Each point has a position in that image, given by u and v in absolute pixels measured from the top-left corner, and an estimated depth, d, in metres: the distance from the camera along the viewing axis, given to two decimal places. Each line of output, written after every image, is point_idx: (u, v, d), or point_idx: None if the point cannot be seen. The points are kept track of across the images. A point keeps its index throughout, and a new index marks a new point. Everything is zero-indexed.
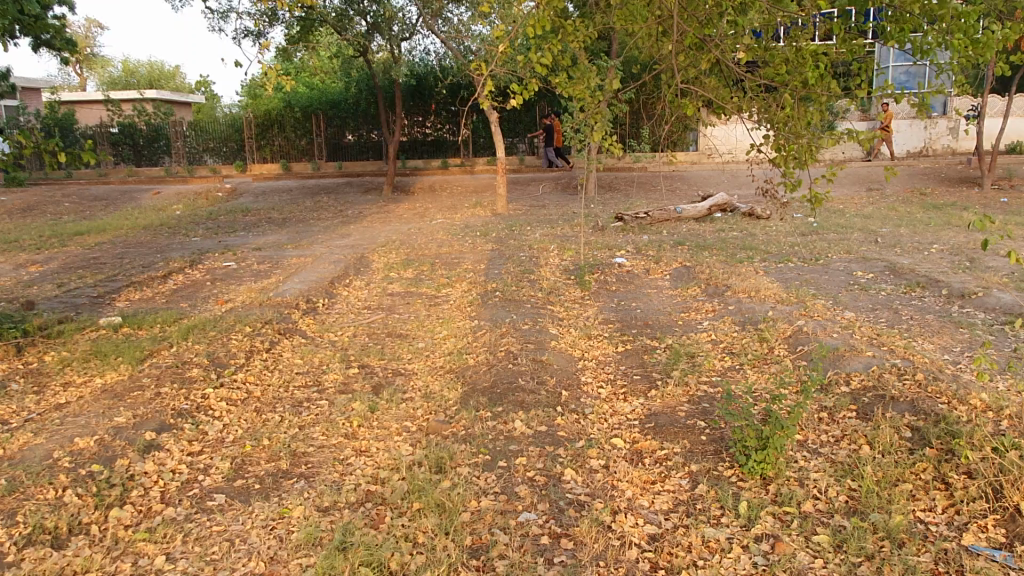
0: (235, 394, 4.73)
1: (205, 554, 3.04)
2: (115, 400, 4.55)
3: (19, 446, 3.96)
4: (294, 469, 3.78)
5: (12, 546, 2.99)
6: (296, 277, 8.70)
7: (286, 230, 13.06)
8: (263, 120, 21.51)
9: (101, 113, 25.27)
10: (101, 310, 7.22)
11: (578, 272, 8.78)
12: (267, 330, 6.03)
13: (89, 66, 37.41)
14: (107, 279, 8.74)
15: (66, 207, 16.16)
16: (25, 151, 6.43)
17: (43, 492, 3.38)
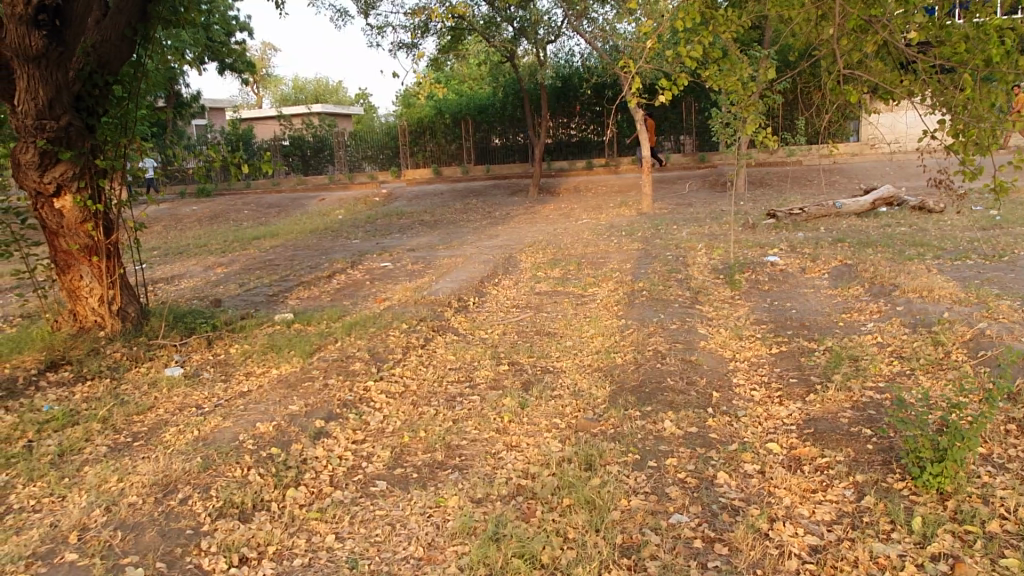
0: (393, 387, 5.01)
1: (370, 536, 3.25)
2: (289, 390, 4.97)
3: (211, 428, 4.44)
4: (449, 461, 3.95)
5: (207, 517, 3.34)
6: (448, 276, 9.07)
7: (437, 232, 13.61)
8: (416, 128, 22.55)
9: (275, 128, 27.58)
10: (276, 307, 7.89)
11: (729, 272, 8.49)
12: (422, 327, 6.34)
13: (265, 85, 41.04)
14: (281, 279, 9.53)
15: (245, 214, 17.77)
16: (217, 163, 7.18)
17: (232, 470, 3.75)
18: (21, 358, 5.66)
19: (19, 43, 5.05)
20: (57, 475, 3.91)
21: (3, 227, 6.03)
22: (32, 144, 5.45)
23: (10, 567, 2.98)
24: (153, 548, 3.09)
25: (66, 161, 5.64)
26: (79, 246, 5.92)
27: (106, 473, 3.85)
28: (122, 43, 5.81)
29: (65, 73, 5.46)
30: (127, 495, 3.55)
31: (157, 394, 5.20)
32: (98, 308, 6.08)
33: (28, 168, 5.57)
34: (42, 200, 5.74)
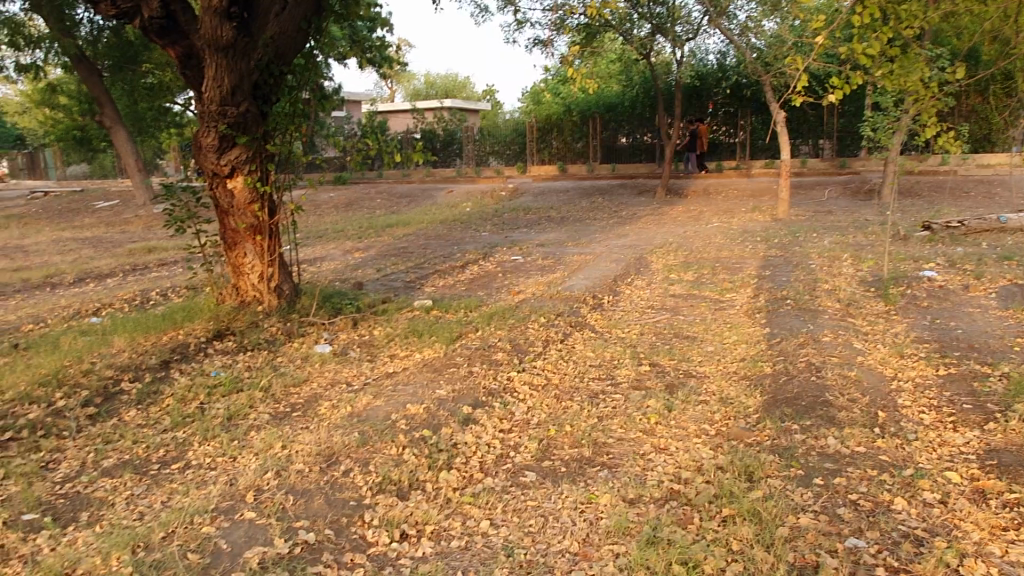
0: (536, 380, 5.02)
1: (524, 525, 3.25)
2: (435, 374, 5.10)
3: (364, 404, 4.62)
4: (597, 458, 3.90)
5: (368, 491, 3.48)
6: (581, 274, 9.02)
7: (564, 228, 13.60)
8: (544, 124, 22.67)
9: (407, 121, 28.54)
10: (415, 293, 8.12)
11: (880, 285, 7.96)
12: (561, 322, 6.34)
13: (399, 80, 42.63)
14: (416, 267, 9.81)
15: (378, 202, 18.46)
16: (370, 151, 7.43)
17: (389, 448, 3.89)
18: (192, 326, 6.14)
19: (212, 34, 5.50)
20: (228, 437, 4.21)
21: (180, 204, 6.57)
22: (213, 128, 5.88)
23: (198, 519, 3.23)
24: (322, 516, 3.26)
25: (241, 145, 6.04)
26: (245, 225, 6.31)
27: (271, 439, 4.11)
28: (297, 34, 6.19)
29: (247, 63, 5.82)
30: (294, 462, 3.76)
31: (311, 368, 5.47)
32: (258, 284, 6.46)
33: (208, 151, 6.00)
34: (217, 180, 6.16)
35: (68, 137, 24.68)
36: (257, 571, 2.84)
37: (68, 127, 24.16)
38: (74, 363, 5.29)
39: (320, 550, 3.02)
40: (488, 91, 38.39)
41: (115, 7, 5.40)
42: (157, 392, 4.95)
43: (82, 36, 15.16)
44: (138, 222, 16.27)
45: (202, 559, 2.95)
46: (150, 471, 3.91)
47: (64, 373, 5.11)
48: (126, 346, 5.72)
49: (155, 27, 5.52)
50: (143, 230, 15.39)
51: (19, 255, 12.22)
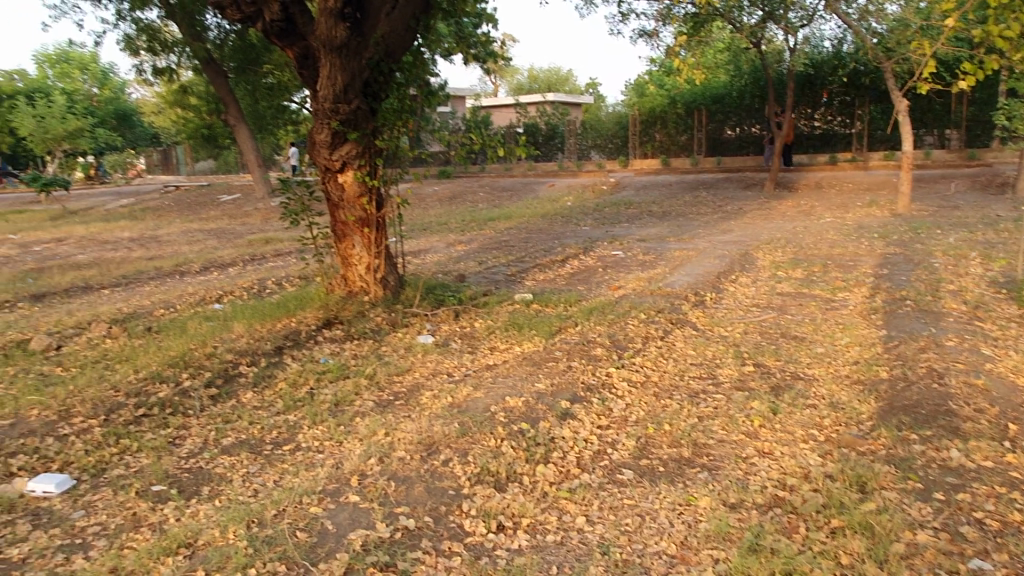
0: (635, 376, 4.95)
1: (620, 524, 3.22)
2: (534, 367, 5.14)
3: (464, 395, 4.71)
4: (697, 459, 3.82)
5: (466, 480, 3.56)
6: (683, 270, 8.81)
7: (667, 223, 13.32)
8: (648, 117, 22.29)
9: (510, 115, 28.75)
10: (515, 287, 8.17)
11: (1014, 287, 7.33)
12: (661, 318, 6.23)
13: (503, 74, 43.06)
14: (517, 260, 9.88)
15: (481, 196, 18.71)
16: (474, 147, 7.52)
17: (487, 439, 3.96)
18: (304, 315, 6.45)
19: (327, 35, 5.74)
20: (335, 422, 4.40)
21: (295, 198, 6.92)
22: (326, 125, 6.14)
23: (307, 499, 3.41)
24: (421, 503, 3.36)
25: (351, 141, 6.27)
26: (354, 218, 6.55)
27: (375, 426, 4.26)
28: (406, 33, 6.38)
29: (358, 62, 6.06)
30: (397, 449, 3.89)
31: (414, 358, 5.63)
32: (365, 275, 6.70)
33: (321, 146, 6.28)
34: (329, 175, 6.43)
35: (197, 134, 26.43)
36: (360, 553, 2.95)
37: (196, 125, 25.87)
38: (199, 346, 5.67)
39: (420, 537, 3.11)
40: (590, 84, 38.04)
41: (240, 11, 5.74)
42: (271, 376, 5.24)
43: (210, 40, 16.18)
44: (257, 215, 17.21)
45: (309, 537, 3.10)
46: (264, 451, 4.15)
47: (190, 355, 5.49)
48: (244, 331, 6.08)
49: (276, 30, 5.83)
50: (261, 222, 16.27)
51: (153, 244, 13.21)
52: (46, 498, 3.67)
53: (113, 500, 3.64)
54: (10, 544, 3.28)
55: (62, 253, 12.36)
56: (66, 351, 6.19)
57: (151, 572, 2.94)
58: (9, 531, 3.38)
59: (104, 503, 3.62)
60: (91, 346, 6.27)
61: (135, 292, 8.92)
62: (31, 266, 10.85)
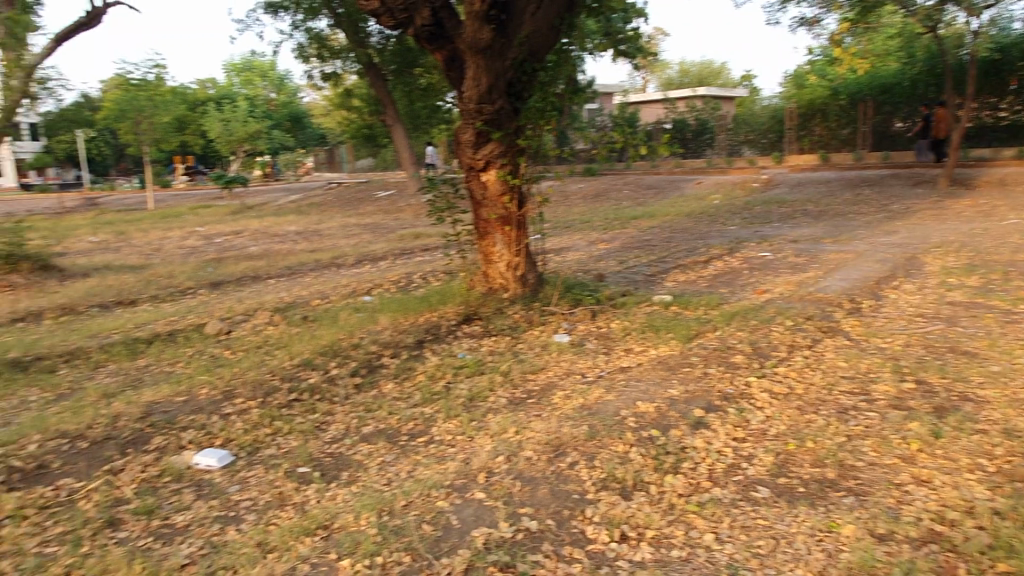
0: (777, 388, 4.67)
1: (752, 545, 3.05)
2: (669, 372, 4.99)
3: (595, 398, 4.66)
4: (842, 481, 3.54)
5: (591, 486, 3.54)
6: (837, 274, 8.22)
7: (823, 224, 12.50)
8: (806, 110, 21.06)
9: (659, 111, 28.17)
10: (654, 288, 7.99)
11: None
12: (809, 327, 5.85)
13: (653, 69, 42.23)
14: (658, 260, 9.66)
15: (624, 194, 18.48)
16: (616, 145, 7.39)
17: (615, 445, 3.91)
18: (445, 310, 6.67)
19: (472, 36, 5.87)
20: (468, 417, 4.51)
21: (440, 196, 7.16)
22: (471, 125, 6.32)
23: (435, 492, 3.54)
24: (545, 505, 3.40)
25: (494, 141, 6.40)
26: (495, 216, 6.67)
27: (506, 423, 4.33)
28: (550, 32, 6.43)
29: (503, 62, 6.14)
30: (524, 448, 3.94)
31: (549, 357, 5.65)
32: (505, 272, 6.80)
33: (466, 146, 6.47)
34: (472, 173, 6.60)
35: (359, 134, 28.06)
36: (481, 551, 3.04)
37: (358, 126, 27.45)
38: (347, 337, 6.01)
39: (541, 539, 3.15)
40: (744, 76, 36.43)
41: (394, 18, 5.97)
42: (411, 368, 5.45)
43: (372, 45, 16.97)
44: (409, 211, 18.00)
45: (434, 530, 3.22)
46: (400, 441, 4.32)
47: (339, 344, 5.84)
48: (390, 324, 6.38)
49: (426, 34, 6.07)
50: (412, 218, 17.00)
51: (315, 237, 14.18)
52: (209, 471, 4.04)
53: (264, 477, 3.95)
54: (177, 511, 3.64)
55: (238, 245, 13.56)
56: (234, 335, 6.78)
57: (292, 549, 3.17)
58: (176, 499, 3.75)
59: (256, 480, 3.93)
60: (255, 332, 6.82)
61: (297, 282, 9.61)
62: (212, 256, 11.99)
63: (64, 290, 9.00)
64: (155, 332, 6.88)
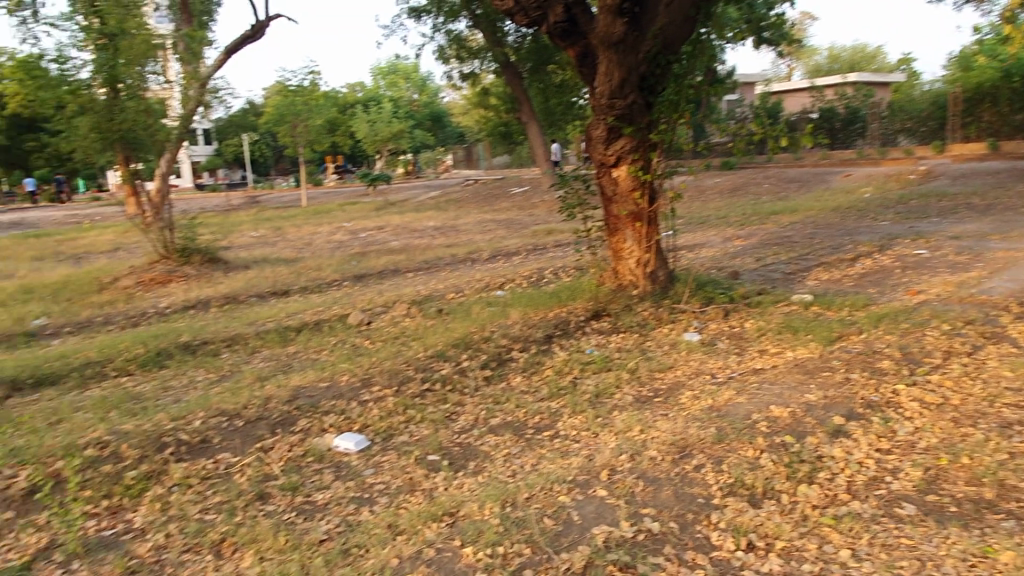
0: (930, 397, 4.30)
1: (893, 565, 2.85)
2: (806, 376, 4.74)
3: (725, 399, 4.51)
4: (1002, 503, 3.21)
5: (718, 491, 3.46)
6: (1005, 274, 7.44)
7: (991, 218, 11.35)
8: (974, 94, 19.19)
9: (805, 100, 26.68)
10: (794, 286, 7.59)
11: None
12: (970, 331, 5.34)
13: (798, 56, 40.01)
14: (800, 257, 9.17)
15: (765, 187, 17.67)
16: (755, 137, 7.02)
17: (745, 449, 3.78)
18: (574, 306, 6.70)
19: (605, 31, 5.88)
20: (593, 413, 4.52)
21: (572, 191, 7.18)
22: (603, 120, 6.30)
23: (558, 486, 3.59)
24: (669, 508, 3.36)
25: (626, 136, 6.34)
26: (626, 212, 6.60)
27: (631, 422, 4.30)
28: (685, 23, 6.28)
29: (635, 56, 6.10)
30: (649, 448, 3.91)
31: (678, 356, 5.53)
32: (635, 269, 6.71)
33: (597, 142, 6.45)
34: (604, 169, 6.57)
35: (495, 132, 28.63)
36: (601, 549, 3.06)
37: (495, 124, 28.00)
38: (478, 330, 6.17)
39: (663, 542, 3.11)
40: (902, 59, 33.76)
41: (527, 17, 6.06)
42: (540, 362, 5.52)
43: (509, 44, 17.07)
44: (542, 207, 18.16)
45: (555, 525, 3.26)
46: (526, 434, 4.39)
47: (471, 337, 6.00)
48: (520, 318, 6.48)
49: (559, 31, 6.10)
50: (545, 214, 17.14)
51: (452, 233, 14.65)
52: (347, 454, 4.29)
53: (397, 462, 4.15)
54: (317, 489, 3.90)
55: (380, 240, 14.26)
56: (374, 326, 7.14)
57: (419, 532, 3.31)
58: (318, 478, 4.02)
59: (389, 464, 4.13)
60: (394, 323, 7.16)
61: (433, 276, 9.97)
62: (357, 251, 12.69)
63: (228, 281, 9.85)
64: (304, 321, 7.38)
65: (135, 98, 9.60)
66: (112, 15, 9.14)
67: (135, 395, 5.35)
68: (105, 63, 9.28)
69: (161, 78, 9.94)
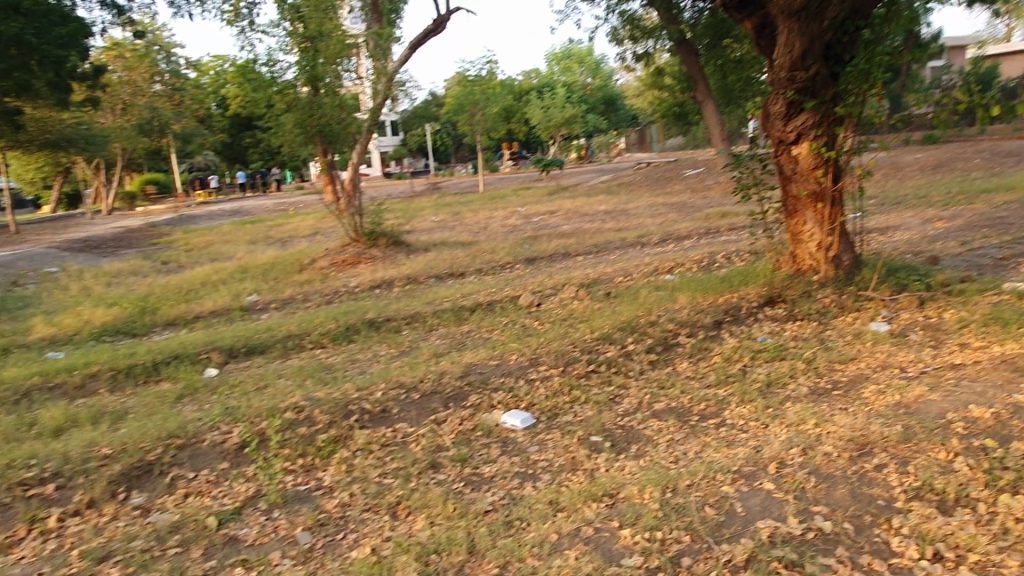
0: None
1: None
2: (1016, 374, 4.20)
3: (914, 395, 4.14)
4: None
5: (901, 494, 3.20)
6: None
7: None
8: None
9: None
10: (1006, 274, 6.74)
11: None
12: None
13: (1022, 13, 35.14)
14: (1016, 241, 8.11)
15: (976, 163, 15.78)
16: (959, 107, 6.26)
17: (936, 451, 3.46)
18: (747, 291, 6.44)
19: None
20: (763, 403, 4.40)
21: (747, 172, 6.87)
22: (783, 95, 6.01)
23: (722, 477, 3.52)
24: (843, 507, 3.17)
25: (809, 110, 5.98)
26: (807, 192, 6.22)
27: (805, 415, 4.13)
28: None
29: (820, 24, 5.73)
30: (823, 443, 3.71)
31: (861, 347, 5.14)
32: (815, 253, 6.31)
33: (776, 118, 6.16)
34: (782, 147, 6.25)
35: (670, 113, 27.91)
36: (765, 543, 2.95)
37: (670, 104, 27.31)
38: (645, 314, 6.11)
39: (835, 543, 2.94)
40: None
41: None
42: (708, 349, 5.43)
43: (685, 20, 16.53)
44: (717, 189, 17.49)
45: (718, 515, 3.20)
46: (690, 421, 4.38)
47: (637, 321, 5.96)
48: (688, 303, 6.34)
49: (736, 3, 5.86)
50: (721, 196, 16.50)
51: (623, 216, 14.55)
52: (513, 430, 4.45)
53: (560, 441, 4.26)
54: (485, 462, 4.09)
55: (552, 223, 14.48)
56: (543, 308, 7.30)
57: (579, 511, 3.38)
58: (485, 452, 4.22)
59: (553, 442, 4.24)
60: (562, 305, 7.27)
61: (602, 259, 9.98)
62: (529, 234, 12.98)
63: (410, 262, 10.49)
64: (477, 301, 7.70)
65: (331, 94, 10.45)
66: (313, 19, 10.00)
67: (327, 366, 5.89)
68: (307, 64, 10.18)
69: (353, 75, 10.74)
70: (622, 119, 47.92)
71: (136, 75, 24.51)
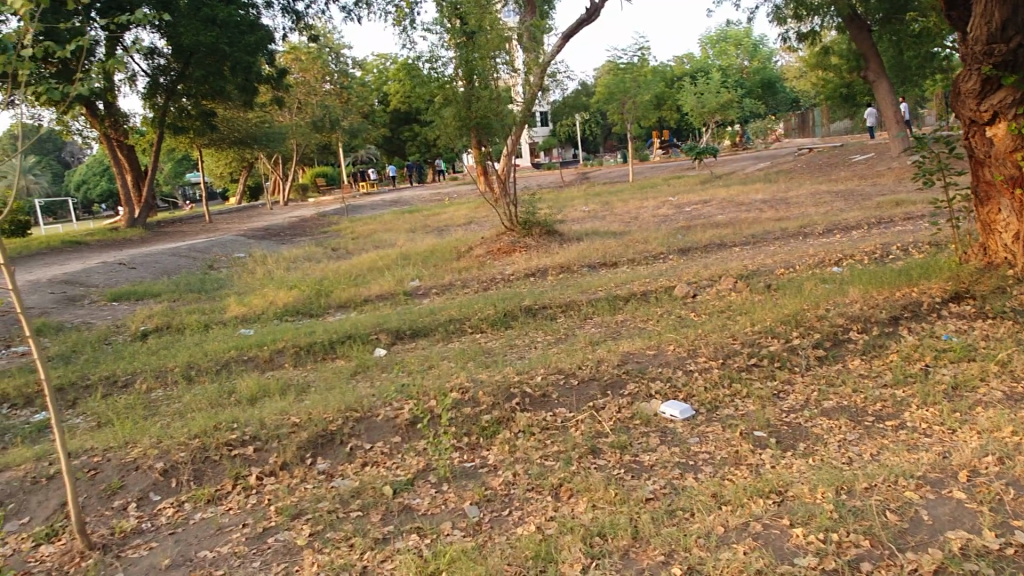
0: None
1: None
2: None
3: None
4: None
5: None
6: None
7: None
8: None
9: None
10: None
11: None
12: None
13: None
14: None
15: None
16: None
17: None
18: (928, 286, 5.95)
19: None
20: (949, 407, 4.10)
21: (930, 156, 6.33)
22: (977, 71, 5.51)
23: (904, 481, 3.32)
24: None
25: (1007, 87, 5.38)
26: (1003, 176, 5.65)
27: (1000, 421, 3.78)
28: None
29: None
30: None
31: None
32: (1011, 245, 5.72)
33: (968, 96, 5.67)
34: (975, 128, 5.75)
35: (836, 94, 26.24)
36: (958, 556, 2.75)
37: (836, 85, 25.68)
38: (811, 307, 5.81)
39: None
40: None
41: None
42: (883, 346, 5.12)
43: None
44: (890, 175, 16.23)
45: (901, 521, 3.03)
46: (864, 421, 4.17)
47: (803, 315, 5.68)
48: (860, 297, 5.96)
49: None
50: (895, 183, 15.30)
51: (784, 205, 13.87)
52: (672, 420, 4.42)
53: (721, 434, 4.18)
54: (644, 451, 4.11)
55: (706, 213, 14.10)
56: (699, 299, 7.15)
57: (745, 506, 3.31)
58: (644, 440, 4.22)
59: (714, 435, 4.18)
60: (719, 296, 7.09)
61: (761, 250, 9.59)
62: (683, 223, 12.73)
63: (563, 251, 10.61)
64: (632, 290, 7.67)
65: (487, 87, 10.76)
66: (473, 14, 10.34)
67: (487, 350, 6.10)
68: (465, 58, 10.53)
69: (510, 67, 10.95)
70: (781, 103, 45.58)
71: (310, 76, 26.45)
